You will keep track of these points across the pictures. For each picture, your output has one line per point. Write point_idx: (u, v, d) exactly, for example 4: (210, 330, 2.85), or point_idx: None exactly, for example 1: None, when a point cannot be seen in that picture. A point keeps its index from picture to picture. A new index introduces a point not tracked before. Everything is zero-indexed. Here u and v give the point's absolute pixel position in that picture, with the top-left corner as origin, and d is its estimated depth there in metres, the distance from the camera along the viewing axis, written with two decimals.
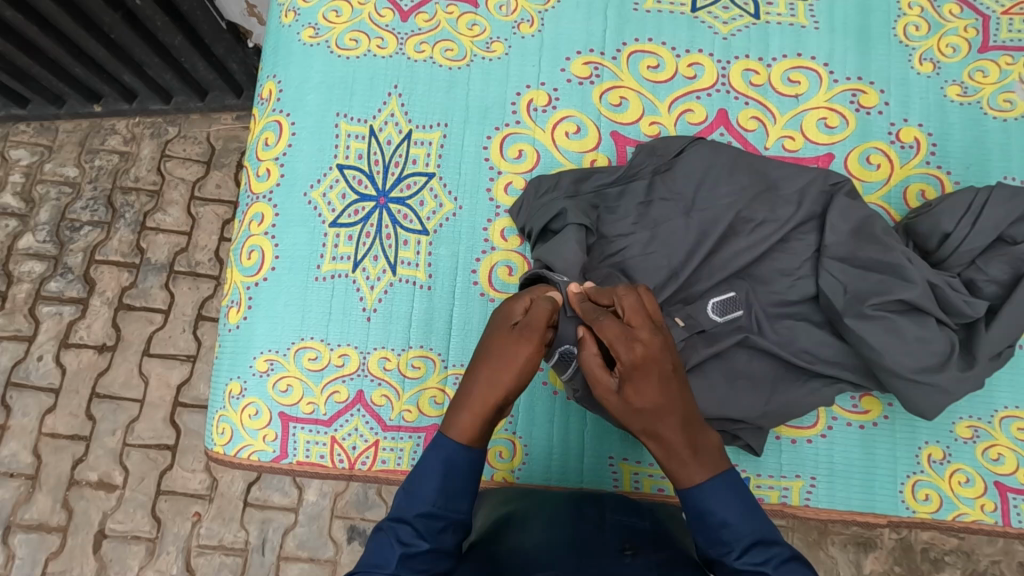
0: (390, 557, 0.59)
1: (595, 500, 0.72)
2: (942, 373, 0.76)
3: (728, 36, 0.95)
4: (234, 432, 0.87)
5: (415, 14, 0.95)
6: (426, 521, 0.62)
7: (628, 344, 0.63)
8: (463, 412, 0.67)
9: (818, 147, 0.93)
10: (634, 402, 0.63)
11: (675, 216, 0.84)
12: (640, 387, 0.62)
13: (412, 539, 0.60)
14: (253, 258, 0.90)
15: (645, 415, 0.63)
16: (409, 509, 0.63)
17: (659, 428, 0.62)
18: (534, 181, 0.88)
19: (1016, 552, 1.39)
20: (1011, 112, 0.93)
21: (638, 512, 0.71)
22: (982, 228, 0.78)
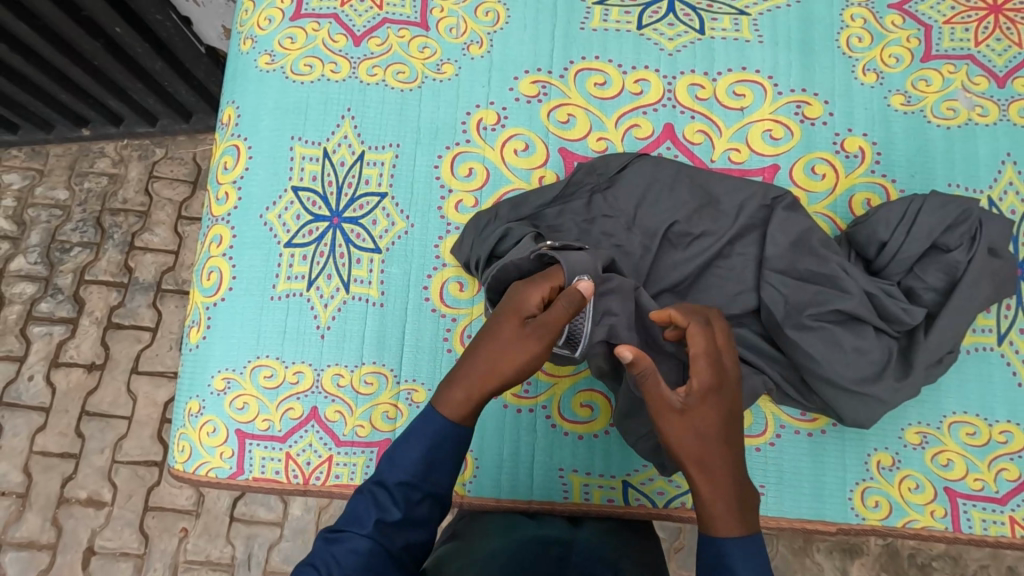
0: (367, 518, 0.66)
1: (565, 545, 0.78)
2: (878, 383, 0.78)
3: (674, 52, 0.97)
4: (192, 449, 0.89)
5: (367, 39, 0.98)
6: (406, 490, 0.68)
7: (715, 376, 0.68)
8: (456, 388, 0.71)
9: (763, 158, 0.94)
10: (677, 431, 0.67)
11: (617, 232, 0.87)
12: (698, 414, 0.67)
13: (390, 506, 0.67)
14: (212, 279, 0.93)
15: (696, 440, 0.66)
16: (392, 475, 0.69)
17: (705, 457, 0.66)
18: (474, 219, 0.90)
19: (1004, 557, 1.38)
20: (954, 119, 0.94)
21: (603, 559, 0.75)
22: (916, 236, 0.79)
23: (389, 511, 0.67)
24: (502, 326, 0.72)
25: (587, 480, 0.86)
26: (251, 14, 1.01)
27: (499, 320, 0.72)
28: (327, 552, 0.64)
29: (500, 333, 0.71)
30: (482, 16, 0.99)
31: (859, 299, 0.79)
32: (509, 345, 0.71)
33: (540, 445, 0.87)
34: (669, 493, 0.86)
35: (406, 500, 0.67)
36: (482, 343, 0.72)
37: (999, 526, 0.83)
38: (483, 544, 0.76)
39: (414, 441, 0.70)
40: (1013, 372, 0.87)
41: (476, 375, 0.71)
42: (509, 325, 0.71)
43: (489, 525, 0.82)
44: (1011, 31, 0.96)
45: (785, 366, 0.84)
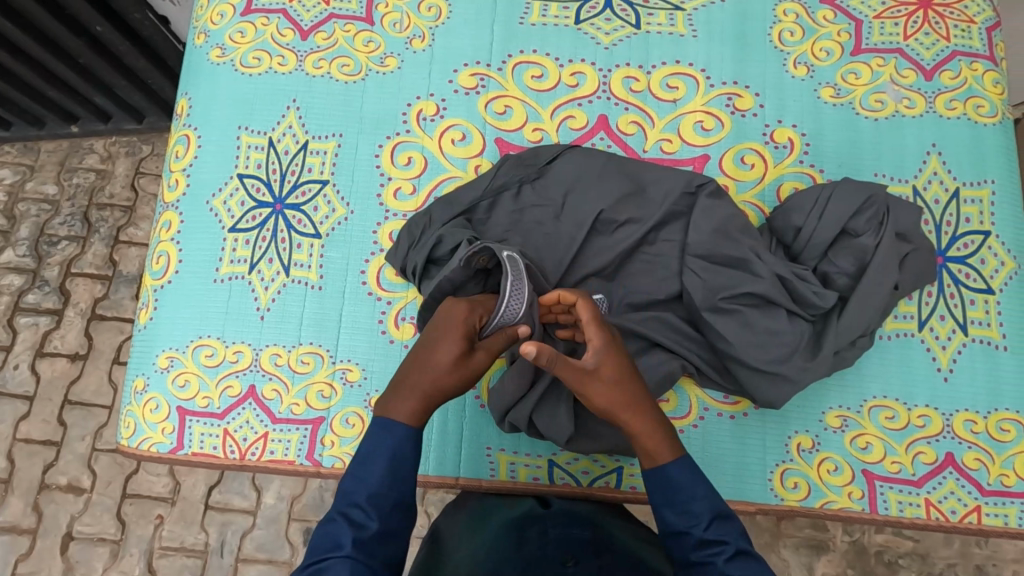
0: (345, 540, 0.65)
1: (535, 520, 0.80)
2: (787, 363, 0.80)
3: (610, 46, 1.00)
4: (137, 425, 0.92)
5: (314, 33, 1.01)
6: (375, 501, 0.68)
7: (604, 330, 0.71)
8: (407, 399, 0.71)
9: (694, 149, 0.96)
10: (597, 390, 0.70)
11: (546, 221, 0.89)
12: (605, 368, 0.70)
13: (364, 522, 0.67)
14: (160, 262, 0.96)
15: (615, 392, 0.70)
16: (361, 492, 0.68)
17: (625, 403, 0.70)
18: (408, 227, 0.91)
19: (971, 555, 1.37)
20: (882, 111, 0.96)
21: (576, 522, 0.80)
22: (827, 221, 0.82)
23: (365, 527, 0.66)
24: (445, 346, 0.71)
25: (513, 459, 0.89)
26: (205, 10, 1.05)
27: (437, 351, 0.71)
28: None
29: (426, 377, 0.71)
30: (425, 12, 1.02)
31: (771, 282, 0.81)
32: (454, 365, 0.71)
33: (468, 425, 0.90)
34: (594, 473, 0.89)
35: (378, 511, 0.68)
36: (419, 362, 0.71)
37: (914, 508, 0.85)
38: (465, 550, 0.76)
39: (374, 458, 0.70)
40: (933, 358, 0.88)
41: (417, 390, 0.71)
42: (452, 346, 0.70)
43: (463, 525, 0.83)
44: (939, 25, 0.98)
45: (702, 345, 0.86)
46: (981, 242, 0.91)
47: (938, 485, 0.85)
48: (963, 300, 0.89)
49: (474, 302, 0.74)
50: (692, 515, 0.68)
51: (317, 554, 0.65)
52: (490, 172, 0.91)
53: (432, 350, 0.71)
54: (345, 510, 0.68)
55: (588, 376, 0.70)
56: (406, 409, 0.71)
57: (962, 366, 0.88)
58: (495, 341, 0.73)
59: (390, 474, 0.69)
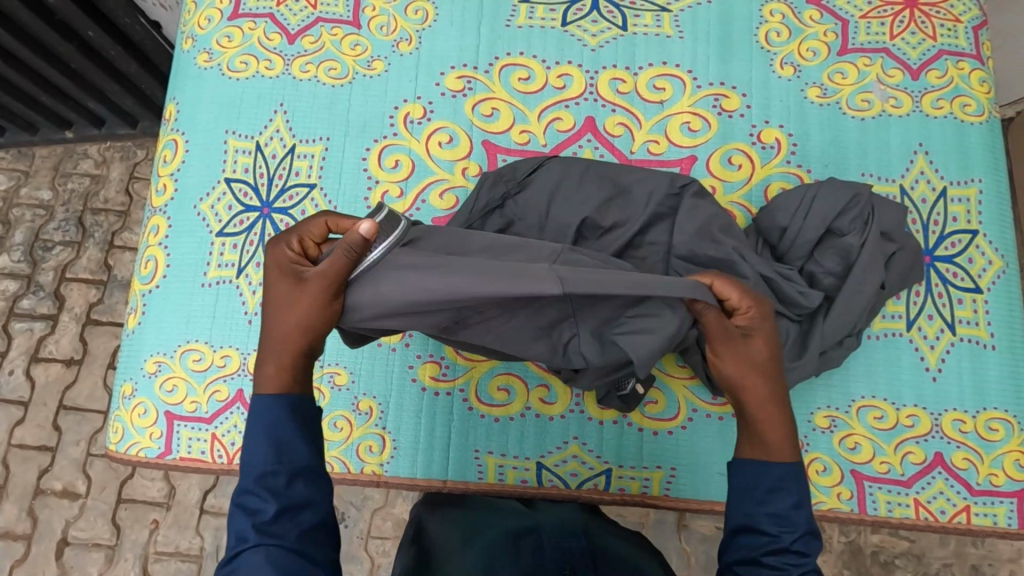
0: (247, 530, 0.61)
1: (531, 530, 0.82)
2: None
3: (597, 48, 1.00)
4: (125, 430, 0.92)
5: (301, 37, 1.02)
6: (268, 482, 0.63)
7: (757, 306, 0.70)
8: (268, 364, 0.68)
9: (681, 150, 0.96)
10: (732, 367, 0.69)
11: (530, 231, 0.88)
12: (748, 347, 0.69)
13: (260, 506, 0.62)
14: (148, 267, 0.97)
15: (748, 368, 0.69)
16: (249, 478, 0.63)
17: (766, 394, 0.69)
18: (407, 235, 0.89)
19: (967, 555, 1.37)
20: (869, 111, 0.96)
21: (571, 533, 0.81)
22: (813, 220, 0.82)
23: (262, 510, 0.61)
24: (280, 293, 0.68)
25: (501, 461, 0.89)
26: (192, 15, 1.05)
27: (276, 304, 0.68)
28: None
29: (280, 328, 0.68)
30: (412, 15, 1.02)
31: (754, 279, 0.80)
32: (296, 301, 0.67)
33: (456, 428, 0.90)
34: (582, 475, 0.89)
35: (272, 492, 0.62)
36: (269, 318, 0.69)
37: (903, 508, 0.85)
38: (463, 561, 0.78)
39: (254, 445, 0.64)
40: (921, 357, 0.88)
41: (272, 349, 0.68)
42: (280, 286, 0.68)
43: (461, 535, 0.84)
44: (925, 24, 0.98)
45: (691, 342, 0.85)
46: (968, 241, 0.91)
47: (927, 485, 0.85)
48: (951, 299, 0.89)
49: (287, 235, 0.69)
50: (793, 525, 0.64)
51: (231, 549, 0.62)
52: (471, 197, 0.90)
53: (273, 306, 0.69)
54: (241, 499, 0.63)
55: (733, 340, 0.69)
56: (268, 375, 0.68)
57: (950, 365, 0.87)
58: (333, 262, 0.66)
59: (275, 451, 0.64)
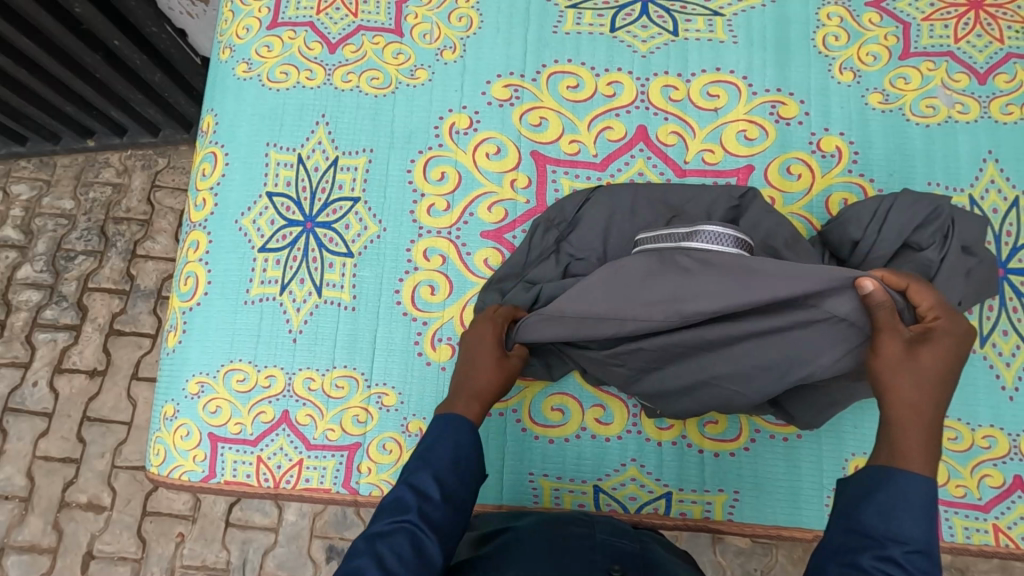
0: (413, 505, 0.61)
1: (587, 522, 0.76)
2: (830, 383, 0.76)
3: (647, 54, 0.97)
4: (167, 452, 0.89)
5: (342, 46, 0.99)
6: (440, 478, 0.64)
7: (954, 329, 0.63)
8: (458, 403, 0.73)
9: (737, 159, 0.93)
10: (893, 357, 0.62)
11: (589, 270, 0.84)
12: (929, 355, 0.62)
13: (429, 491, 0.63)
14: (188, 283, 0.94)
15: (914, 381, 0.61)
16: (426, 468, 0.65)
17: (917, 402, 0.60)
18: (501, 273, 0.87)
19: (1014, 569, 1.30)
20: (934, 118, 0.92)
21: (624, 534, 0.75)
22: (888, 234, 0.78)
23: (429, 497, 0.62)
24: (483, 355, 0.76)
25: (558, 485, 0.86)
26: (230, 24, 1.03)
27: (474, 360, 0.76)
28: (376, 549, 0.57)
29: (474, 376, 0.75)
30: (455, 22, 1.00)
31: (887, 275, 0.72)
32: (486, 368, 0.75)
33: (511, 449, 0.87)
34: (641, 498, 0.85)
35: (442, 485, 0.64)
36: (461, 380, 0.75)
37: (982, 534, 0.81)
38: (511, 526, 0.76)
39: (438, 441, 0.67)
40: (998, 376, 0.84)
41: (467, 392, 0.73)
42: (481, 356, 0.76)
43: (504, 515, 0.81)
44: (991, 27, 0.94)
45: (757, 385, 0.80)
46: None
47: (1006, 509, 0.81)
48: None
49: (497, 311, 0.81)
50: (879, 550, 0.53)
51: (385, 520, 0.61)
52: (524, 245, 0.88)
53: (473, 364, 0.75)
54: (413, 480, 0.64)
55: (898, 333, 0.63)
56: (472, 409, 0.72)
57: None
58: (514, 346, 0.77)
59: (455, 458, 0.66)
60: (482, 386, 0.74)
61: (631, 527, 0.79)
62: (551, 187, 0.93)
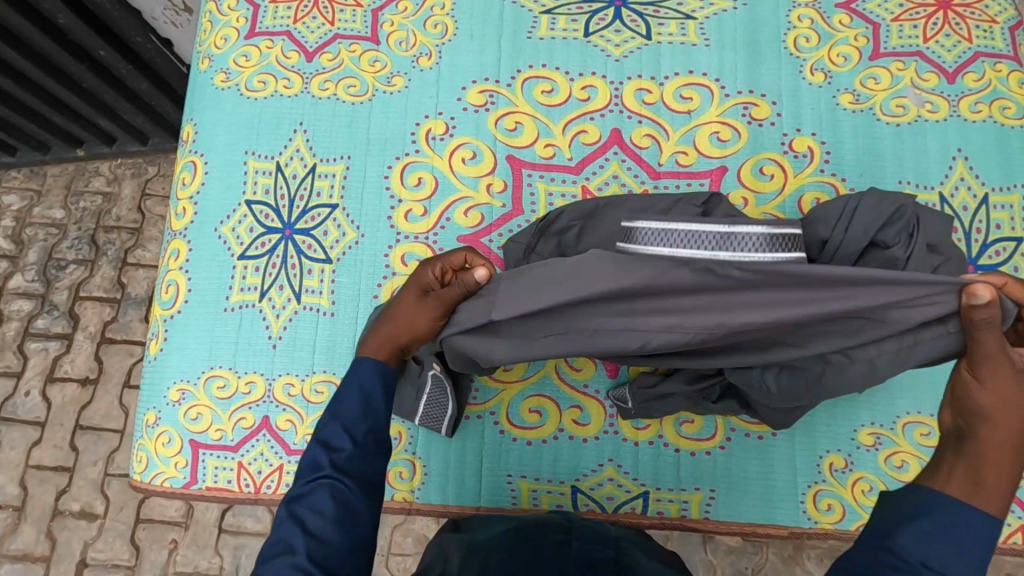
0: (324, 462, 0.64)
1: (564, 527, 0.77)
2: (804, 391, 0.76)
3: (621, 58, 0.98)
4: (149, 459, 0.90)
5: (319, 55, 1.00)
6: (350, 429, 0.67)
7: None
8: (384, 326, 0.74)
9: (710, 161, 0.94)
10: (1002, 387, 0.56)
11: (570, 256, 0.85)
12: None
13: (337, 444, 0.66)
14: (169, 292, 0.95)
15: (1018, 410, 0.56)
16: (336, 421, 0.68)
17: (1014, 428, 0.56)
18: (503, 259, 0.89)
19: (1002, 563, 1.30)
20: (904, 117, 0.93)
21: (602, 540, 0.76)
22: (855, 232, 0.80)
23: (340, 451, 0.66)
24: (404, 301, 0.73)
25: (535, 486, 0.87)
26: (209, 34, 1.04)
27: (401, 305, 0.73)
28: (291, 508, 0.62)
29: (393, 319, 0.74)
30: (431, 29, 1.01)
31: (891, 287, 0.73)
32: (415, 310, 0.72)
33: (488, 450, 0.88)
34: (619, 498, 0.86)
35: (351, 436, 0.67)
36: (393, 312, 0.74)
37: None
38: (487, 532, 0.77)
39: (347, 394, 0.70)
40: None
41: (381, 335, 0.74)
42: (407, 299, 0.73)
43: (481, 519, 0.82)
44: (959, 26, 0.95)
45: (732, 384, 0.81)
46: (1013, 250, 0.88)
47: None
48: None
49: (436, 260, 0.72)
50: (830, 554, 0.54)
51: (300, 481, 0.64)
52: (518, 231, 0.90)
53: (397, 316, 0.73)
54: (325, 437, 0.66)
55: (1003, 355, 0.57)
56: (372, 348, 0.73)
57: None
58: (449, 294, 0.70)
59: (364, 408, 0.68)
60: (399, 334, 0.73)
61: (609, 531, 0.80)
62: (527, 192, 0.94)
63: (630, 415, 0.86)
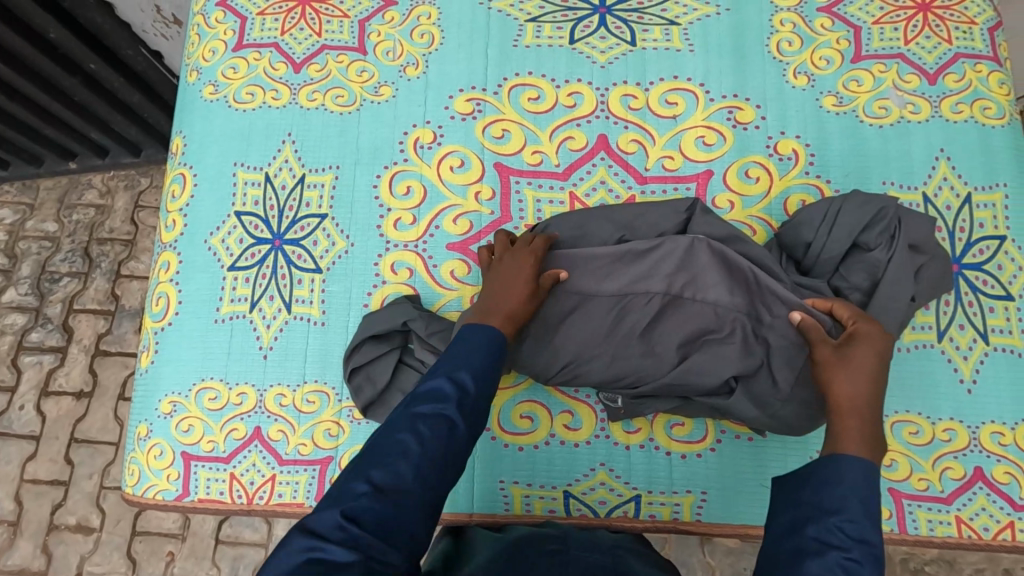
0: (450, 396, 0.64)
1: (562, 538, 0.77)
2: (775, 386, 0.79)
3: (606, 65, 0.99)
4: (141, 472, 0.90)
5: (307, 66, 1.01)
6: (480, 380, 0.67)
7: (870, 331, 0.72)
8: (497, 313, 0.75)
9: (696, 164, 0.94)
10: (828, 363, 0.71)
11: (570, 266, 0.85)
12: (859, 357, 0.70)
13: (465, 385, 0.66)
14: (160, 304, 0.95)
15: (852, 381, 0.69)
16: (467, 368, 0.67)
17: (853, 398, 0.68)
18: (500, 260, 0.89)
19: (1000, 559, 1.30)
20: (887, 118, 0.94)
21: (599, 549, 0.76)
22: (838, 234, 0.81)
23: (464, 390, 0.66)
24: (517, 281, 0.78)
25: (528, 492, 0.87)
26: (196, 47, 1.04)
27: (510, 280, 0.78)
28: (412, 425, 0.62)
29: (509, 293, 0.77)
30: (417, 38, 1.02)
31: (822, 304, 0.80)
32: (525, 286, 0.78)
33: (480, 458, 0.88)
34: (611, 502, 0.87)
35: (477, 381, 0.67)
36: (502, 291, 0.77)
37: (945, 526, 0.82)
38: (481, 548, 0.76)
39: (475, 346, 0.70)
40: (955, 369, 0.85)
41: (502, 311, 0.75)
42: (516, 277, 0.78)
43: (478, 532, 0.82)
44: (939, 28, 0.96)
45: (724, 386, 0.80)
46: (997, 248, 0.88)
47: (968, 501, 0.82)
48: (982, 307, 0.87)
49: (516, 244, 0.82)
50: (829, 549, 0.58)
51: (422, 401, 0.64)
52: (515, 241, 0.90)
53: (507, 290, 0.77)
54: (452, 373, 0.67)
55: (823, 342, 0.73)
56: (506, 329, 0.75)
57: (986, 377, 0.85)
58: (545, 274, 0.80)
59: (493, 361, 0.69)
60: (515, 309, 0.76)
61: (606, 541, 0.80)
62: (515, 199, 0.94)
63: (620, 416, 0.87)
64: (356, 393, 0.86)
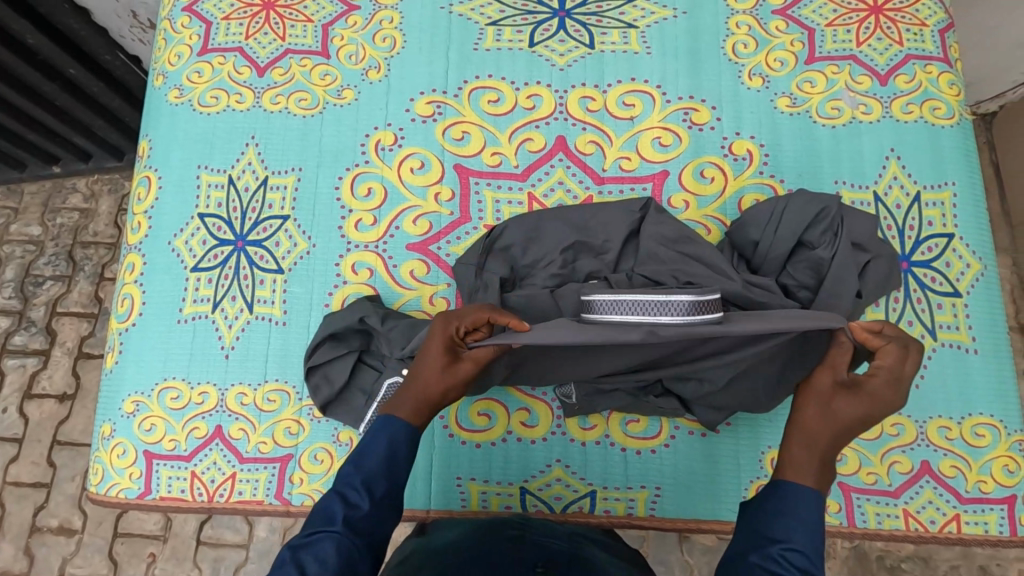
0: (337, 516, 0.64)
1: (520, 524, 0.79)
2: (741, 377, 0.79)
3: (565, 67, 1.01)
4: (105, 471, 0.91)
5: (271, 69, 1.02)
6: (369, 484, 0.67)
7: (893, 383, 0.66)
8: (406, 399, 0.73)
9: (652, 165, 0.96)
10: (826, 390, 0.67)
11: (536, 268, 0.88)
12: (853, 401, 0.66)
13: (357, 502, 0.66)
14: (124, 305, 0.96)
15: (835, 420, 0.65)
16: (357, 475, 0.68)
17: (823, 433, 0.65)
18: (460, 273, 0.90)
19: (975, 555, 1.30)
20: (839, 118, 0.96)
21: (557, 534, 0.78)
22: (784, 233, 0.82)
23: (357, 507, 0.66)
24: (431, 356, 0.74)
25: (484, 488, 0.89)
26: (163, 52, 1.06)
27: (426, 358, 0.74)
28: (297, 557, 0.61)
29: (424, 374, 0.73)
30: (380, 43, 1.03)
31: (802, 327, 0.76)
32: (446, 375, 0.73)
33: (438, 456, 0.89)
34: (567, 498, 0.88)
35: (371, 495, 0.67)
36: (414, 380, 0.74)
37: (892, 519, 0.84)
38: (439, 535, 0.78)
39: (373, 445, 0.70)
40: None
41: (410, 395, 0.73)
42: (434, 359, 0.73)
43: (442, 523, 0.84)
44: (891, 30, 0.98)
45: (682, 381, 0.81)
46: (945, 245, 0.90)
47: (915, 494, 0.84)
48: (930, 304, 0.88)
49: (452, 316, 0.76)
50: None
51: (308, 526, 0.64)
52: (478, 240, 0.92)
53: (417, 375, 0.74)
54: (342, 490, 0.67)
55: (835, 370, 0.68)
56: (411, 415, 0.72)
57: (932, 373, 0.86)
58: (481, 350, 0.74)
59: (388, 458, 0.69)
60: (430, 394, 0.73)
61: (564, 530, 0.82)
62: (474, 200, 0.96)
63: (576, 413, 0.87)
64: (314, 392, 0.88)
